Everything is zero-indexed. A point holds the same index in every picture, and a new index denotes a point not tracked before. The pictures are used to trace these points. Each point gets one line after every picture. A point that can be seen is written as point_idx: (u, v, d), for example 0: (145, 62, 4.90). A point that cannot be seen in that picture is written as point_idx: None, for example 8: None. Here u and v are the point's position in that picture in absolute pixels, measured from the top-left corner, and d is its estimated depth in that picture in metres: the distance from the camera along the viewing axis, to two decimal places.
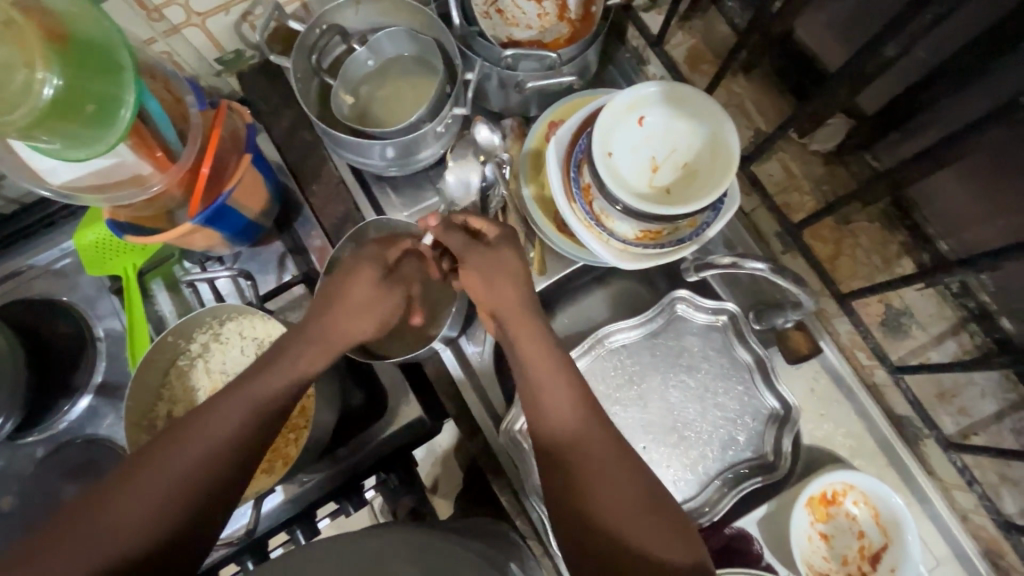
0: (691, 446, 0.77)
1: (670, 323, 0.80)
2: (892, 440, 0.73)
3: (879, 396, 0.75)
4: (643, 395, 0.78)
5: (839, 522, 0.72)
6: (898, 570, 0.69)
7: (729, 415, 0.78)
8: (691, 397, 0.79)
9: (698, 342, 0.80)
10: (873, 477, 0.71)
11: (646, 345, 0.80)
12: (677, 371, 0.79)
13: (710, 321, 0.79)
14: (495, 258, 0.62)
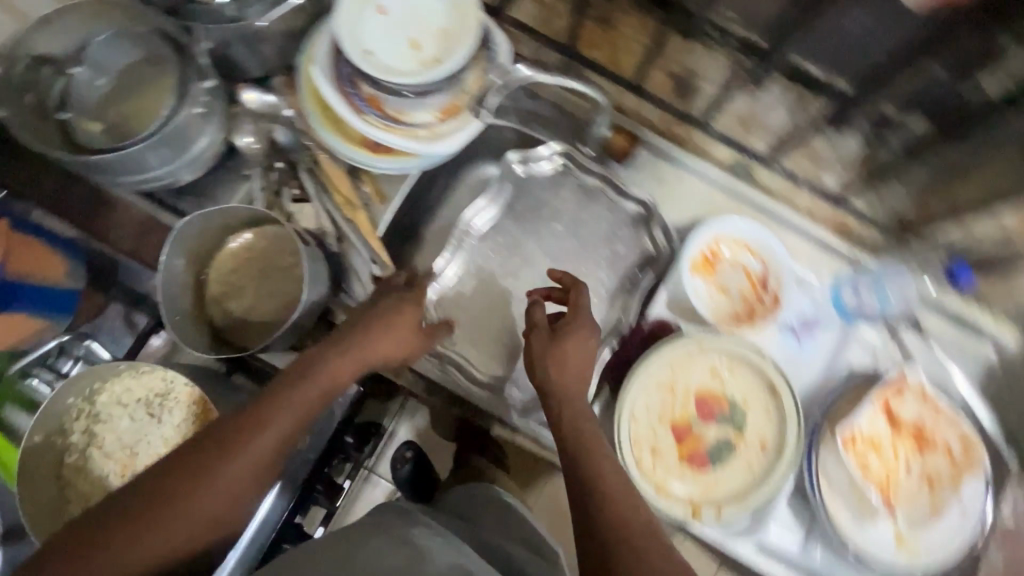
0: (587, 279, 0.84)
1: (519, 188, 0.85)
2: (731, 184, 0.83)
3: (707, 155, 0.84)
4: (527, 258, 0.84)
5: (727, 270, 0.81)
6: (778, 279, 0.81)
7: (606, 235, 0.84)
8: (570, 238, 0.84)
9: (552, 188, 0.85)
10: (731, 220, 0.81)
11: (508, 215, 0.85)
12: (549, 222, 0.85)
13: (552, 169, 0.84)
14: (580, 349, 0.65)
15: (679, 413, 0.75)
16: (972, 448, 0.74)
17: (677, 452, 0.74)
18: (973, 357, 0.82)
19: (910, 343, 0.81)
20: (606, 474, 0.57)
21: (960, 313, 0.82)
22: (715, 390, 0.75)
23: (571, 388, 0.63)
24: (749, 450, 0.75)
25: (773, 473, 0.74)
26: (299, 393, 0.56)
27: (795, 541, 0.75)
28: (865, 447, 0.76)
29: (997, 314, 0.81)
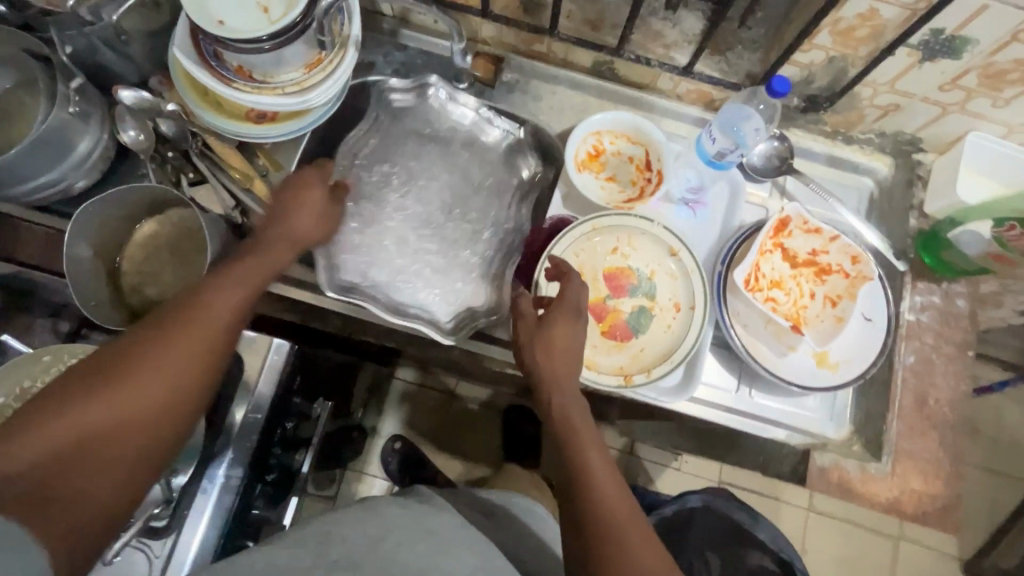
0: (482, 195, 0.89)
1: (383, 114, 0.88)
2: (598, 84, 0.90)
3: (572, 62, 0.90)
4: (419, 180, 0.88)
5: (612, 161, 0.88)
6: (661, 156, 0.86)
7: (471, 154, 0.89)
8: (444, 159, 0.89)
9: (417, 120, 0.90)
10: (605, 114, 0.86)
11: (392, 141, 0.89)
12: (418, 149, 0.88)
13: (433, 108, 0.89)
14: (565, 336, 0.68)
15: (593, 294, 0.80)
16: (861, 262, 0.79)
17: (600, 328, 0.79)
18: (852, 189, 0.89)
19: (792, 190, 0.89)
20: (594, 462, 0.60)
21: (830, 152, 0.89)
22: (620, 266, 0.80)
23: (559, 378, 0.66)
24: (664, 313, 0.80)
25: (688, 329, 0.78)
26: (212, 302, 0.56)
27: (725, 384, 0.80)
28: (771, 286, 0.81)
29: (863, 145, 0.88)
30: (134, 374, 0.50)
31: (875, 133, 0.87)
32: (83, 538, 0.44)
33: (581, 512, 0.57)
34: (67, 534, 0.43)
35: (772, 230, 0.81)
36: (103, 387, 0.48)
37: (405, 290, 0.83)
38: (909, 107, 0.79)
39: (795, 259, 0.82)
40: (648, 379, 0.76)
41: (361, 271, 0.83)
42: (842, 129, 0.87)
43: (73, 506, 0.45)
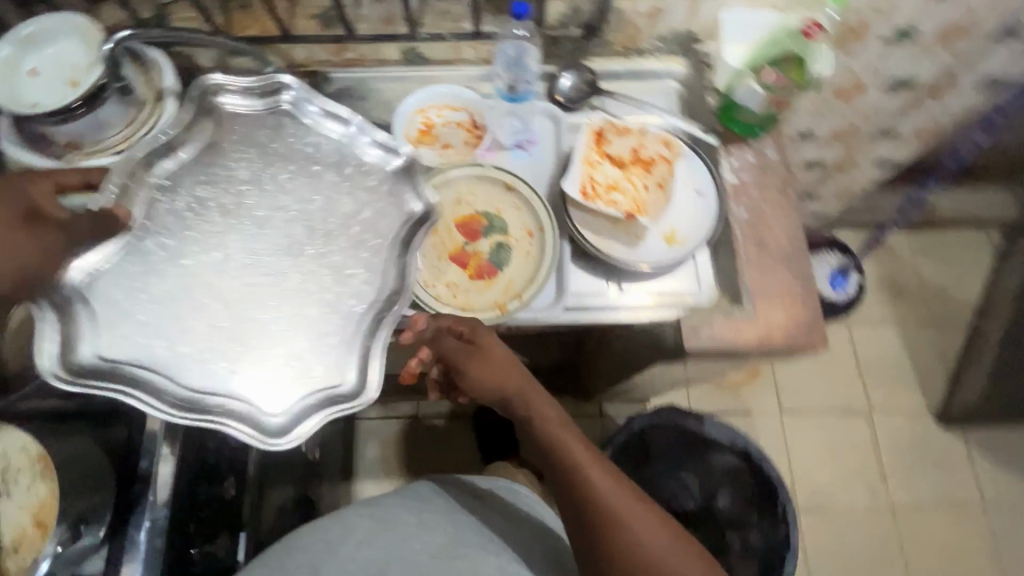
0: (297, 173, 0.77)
1: (182, 142, 0.76)
2: (412, 70, 0.99)
3: (384, 59, 0.98)
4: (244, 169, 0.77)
5: (443, 130, 0.96)
6: (481, 114, 0.96)
7: (307, 232, 0.75)
8: (308, 188, 0.77)
9: (268, 159, 0.78)
10: (423, 92, 0.96)
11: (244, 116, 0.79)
12: (276, 194, 0.76)
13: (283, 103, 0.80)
14: (498, 355, 0.72)
15: (453, 246, 0.86)
16: (672, 144, 0.90)
17: (467, 273, 0.85)
18: (661, 92, 0.98)
19: (608, 107, 0.97)
20: (573, 446, 0.67)
21: (631, 68, 0.98)
22: (470, 214, 0.87)
23: (520, 381, 0.71)
24: (522, 243, 0.87)
25: (545, 248, 0.86)
26: None
27: (596, 287, 0.87)
28: (609, 191, 0.88)
29: (656, 53, 0.97)
30: None
31: (659, 40, 0.96)
32: None
33: (579, 499, 0.64)
34: None
35: (592, 143, 0.90)
36: None
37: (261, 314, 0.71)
38: (669, 7, 0.90)
39: (624, 162, 0.90)
40: (520, 302, 0.83)
41: (140, 331, 0.70)
42: (630, 46, 0.98)
43: None
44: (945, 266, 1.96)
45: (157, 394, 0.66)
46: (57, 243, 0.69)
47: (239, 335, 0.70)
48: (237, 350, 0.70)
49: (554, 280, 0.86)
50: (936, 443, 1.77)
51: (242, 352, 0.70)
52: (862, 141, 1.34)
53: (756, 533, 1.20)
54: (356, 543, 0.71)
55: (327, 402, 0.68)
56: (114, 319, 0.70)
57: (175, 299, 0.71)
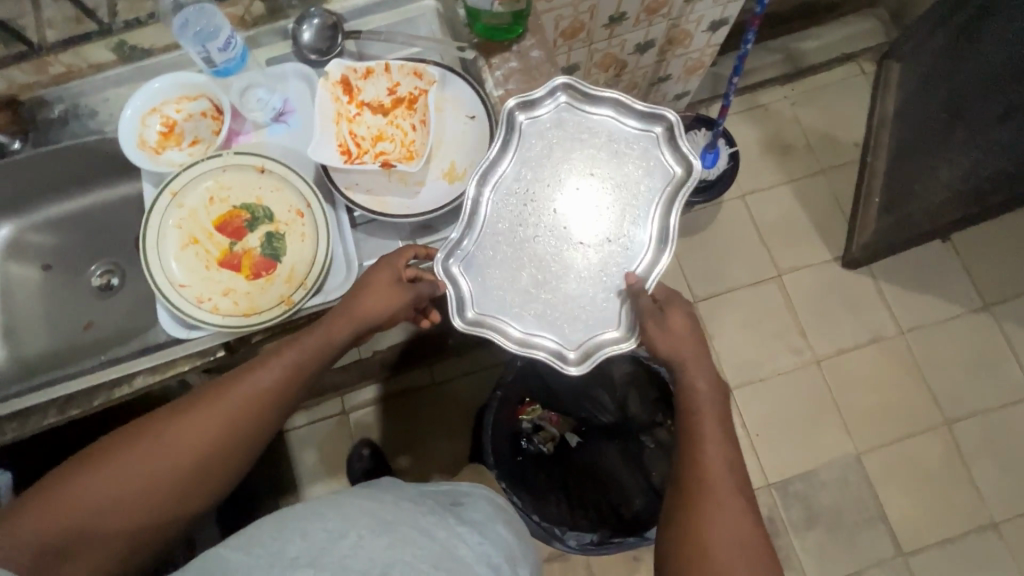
0: (568, 172, 0.77)
1: (542, 206, 0.76)
2: (135, 68, 0.87)
3: (98, 63, 0.86)
4: (503, 180, 0.77)
5: (186, 127, 0.85)
6: (221, 96, 0.84)
7: (636, 193, 0.76)
8: (584, 168, 0.77)
9: (570, 134, 0.78)
10: (147, 89, 0.84)
11: (523, 164, 0.77)
12: (587, 158, 0.78)
13: (519, 169, 0.77)
14: (686, 321, 0.72)
15: (220, 251, 0.80)
16: (423, 72, 0.80)
17: (244, 276, 0.79)
18: (419, 17, 0.91)
19: (367, 50, 0.90)
20: (711, 458, 0.64)
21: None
22: (227, 211, 0.80)
23: (695, 364, 0.70)
24: (294, 225, 0.80)
25: (317, 224, 0.79)
26: (218, 406, 0.64)
27: (387, 248, 0.81)
28: (375, 143, 0.81)
29: None
30: (173, 453, 0.61)
31: None
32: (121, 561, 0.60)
33: (694, 474, 0.63)
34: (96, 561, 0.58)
35: (342, 95, 0.81)
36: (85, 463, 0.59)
37: (576, 296, 0.74)
38: None
39: (383, 107, 0.82)
40: (305, 289, 0.76)
41: (501, 310, 0.74)
42: None
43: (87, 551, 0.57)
44: (827, 109, 1.92)
45: (507, 337, 0.73)
46: (385, 313, 0.72)
47: (598, 262, 0.75)
48: (587, 311, 0.74)
49: (338, 253, 0.79)
50: (847, 286, 1.80)
51: (597, 255, 0.75)
52: (682, 9, 1.26)
53: (663, 428, 1.22)
54: (354, 541, 0.68)
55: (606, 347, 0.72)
56: (482, 273, 0.75)
57: (502, 271, 0.75)
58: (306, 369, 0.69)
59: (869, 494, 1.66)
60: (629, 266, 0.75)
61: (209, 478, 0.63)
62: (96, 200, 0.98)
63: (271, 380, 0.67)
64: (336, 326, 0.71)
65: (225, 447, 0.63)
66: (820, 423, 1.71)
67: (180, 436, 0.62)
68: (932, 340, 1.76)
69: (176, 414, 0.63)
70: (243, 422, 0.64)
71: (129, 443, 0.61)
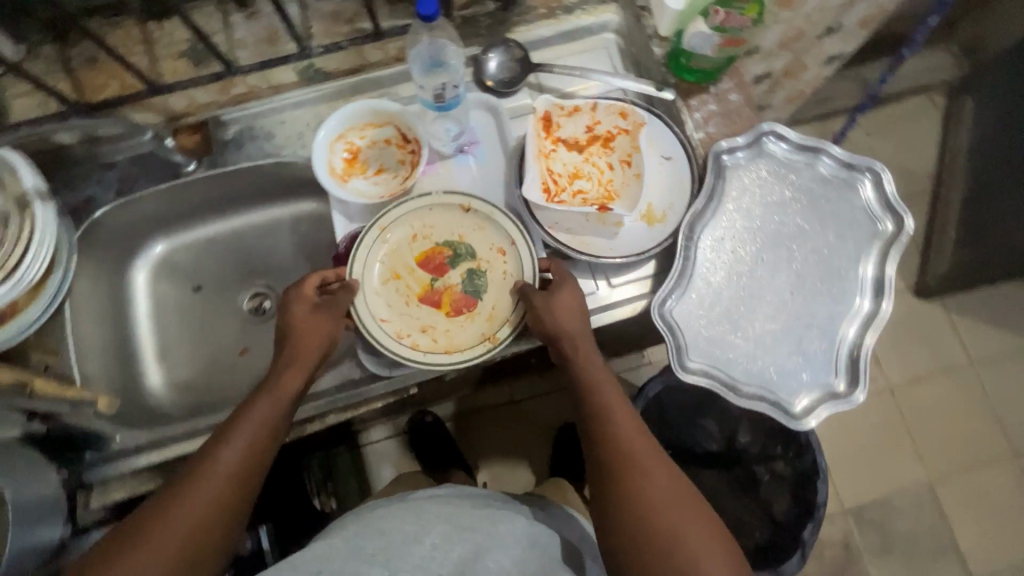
0: (772, 221, 0.78)
1: (751, 255, 0.77)
2: (316, 90, 0.85)
3: (280, 85, 0.84)
4: (709, 228, 0.77)
5: (370, 155, 0.83)
6: (410, 125, 0.83)
7: (839, 244, 0.77)
8: (785, 217, 0.78)
9: (771, 184, 0.79)
10: (335, 114, 0.81)
11: (728, 212, 0.78)
12: (790, 207, 0.78)
13: (725, 217, 0.78)
14: (574, 304, 0.71)
15: (420, 287, 0.78)
16: (629, 112, 0.78)
17: (443, 313, 0.77)
18: (601, 49, 0.89)
19: (547, 82, 0.87)
20: (628, 445, 0.63)
21: (560, 31, 0.88)
22: (430, 247, 0.78)
23: (584, 339, 0.70)
24: (495, 263, 0.78)
25: (519, 260, 0.77)
26: (220, 454, 0.58)
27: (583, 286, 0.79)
28: (572, 180, 0.80)
29: (582, 8, 0.88)
30: (180, 513, 0.54)
31: None
32: None
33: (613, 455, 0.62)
34: None
35: (542, 131, 0.79)
36: None
37: (792, 345, 0.74)
38: None
39: (579, 143, 0.81)
40: (511, 327, 0.75)
41: (719, 357, 0.73)
42: (554, 5, 0.87)
43: None
44: (902, 139, 1.95)
45: (730, 385, 0.72)
46: (334, 328, 0.70)
47: (811, 310, 0.75)
48: (804, 361, 0.73)
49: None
50: (920, 316, 1.82)
51: (807, 302, 0.75)
52: (808, 45, 1.26)
53: (781, 462, 1.21)
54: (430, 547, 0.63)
55: (828, 401, 0.72)
56: (697, 320, 0.75)
57: (715, 318, 0.75)
58: (286, 412, 0.65)
59: (942, 522, 1.69)
60: (844, 315, 0.74)
61: (224, 522, 0.56)
62: (249, 220, 0.94)
63: (273, 419, 0.63)
64: (294, 368, 0.67)
65: (241, 488, 0.58)
66: (894, 451, 1.73)
67: (183, 501, 0.55)
68: (1001, 372, 1.79)
69: (189, 482, 0.56)
70: (249, 459, 0.59)
71: (140, 535, 0.53)
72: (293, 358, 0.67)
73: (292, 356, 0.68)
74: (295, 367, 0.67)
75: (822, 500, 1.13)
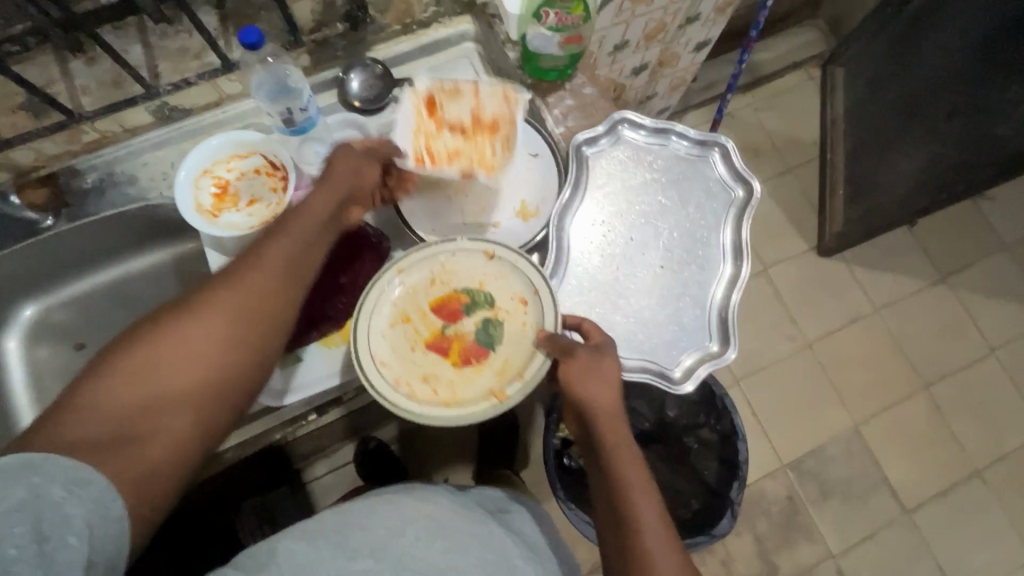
0: (636, 202, 0.83)
1: (620, 236, 0.81)
2: (176, 128, 0.83)
3: (135, 127, 0.82)
4: (579, 216, 0.81)
5: (240, 186, 0.82)
6: (277, 152, 0.82)
7: (699, 215, 0.82)
8: (648, 197, 0.83)
9: (631, 168, 0.84)
10: (197, 150, 0.81)
11: (594, 199, 0.82)
12: (651, 187, 0.83)
13: (592, 204, 0.82)
14: (605, 370, 0.64)
15: (430, 332, 0.70)
16: (513, 96, 0.74)
17: (449, 363, 0.68)
18: (461, 58, 0.92)
19: None
20: (642, 517, 0.58)
21: (419, 45, 0.90)
22: (447, 293, 0.71)
23: (609, 403, 0.64)
24: (515, 314, 0.69)
25: (543, 312, 0.69)
26: (224, 303, 0.54)
27: None
28: (451, 159, 0.72)
29: (437, 20, 0.90)
30: (190, 343, 0.51)
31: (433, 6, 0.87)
32: (200, 454, 0.51)
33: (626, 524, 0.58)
34: (162, 456, 0.48)
35: (422, 109, 0.74)
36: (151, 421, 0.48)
37: (668, 316, 0.78)
38: None
39: (464, 128, 0.74)
40: (520, 386, 0.65)
41: (601, 337, 0.77)
42: (407, 20, 0.88)
43: (177, 420, 0.49)
44: (787, 112, 2.09)
45: (614, 361, 0.76)
46: (309, 234, 0.61)
47: (681, 281, 0.79)
48: (680, 329, 0.77)
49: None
50: (826, 273, 1.95)
51: (677, 274, 0.80)
52: (674, 33, 1.34)
53: (706, 429, 1.27)
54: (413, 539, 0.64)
55: (706, 361, 0.76)
56: (577, 305, 0.78)
57: (593, 300, 0.78)
58: (281, 307, 0.57)
59: (871, 461, 1.80)
60: (711, 281, 0.79)
61: (230, 389, 0.53)
62: (128, 270, 0.91)
63: (290, 256, 0.58)
64: (256, 276, 0.56)
65: (239, 354, 0.53)
66: (820, 402, 1.84)
67: (219, 325, 0.53)
68: (903, 314, 1.94)
69: (177, 371, 0.50)
70: (242, 314, 0.54)
71: (114, 366, 0.49)
72: (280, 242, 0.59)
73: (291, 218, 0.61)
74: (289, 238, 0.59)
75: (744, 458, 1.17)
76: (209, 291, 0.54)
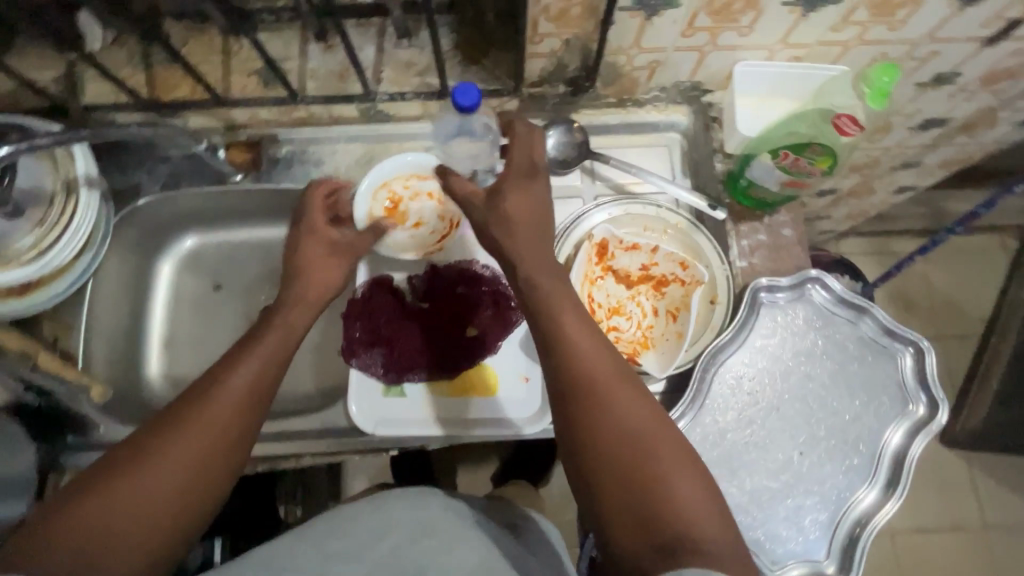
0: (797, 370, 0.74)
1: (768, 401, 0.73)
2: (374, 131, 0.85)
3: (339, 118, 0.85)
4: (731, 361, 0.74)
5: (412, 206, 0.81)
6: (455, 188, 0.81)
7: (863, 412, 0.72)
8: (813, 370, 0.74)
9: (803, 333, 0.75)
10: (388, 158, 0.80)
11: (753, 350, 0.74)
12: (819, 361, 0.74)
13: (749, 354, 0.74)
14: (523, 202, 0.62)
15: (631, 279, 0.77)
16: (690, 265, 0.74)
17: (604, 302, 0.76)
18: (661, 147, 0.86)
19: (600, 171, 0.85)
20: (595, 375, 0.52)
21: (626, 121, 0.85)
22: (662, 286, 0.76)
23: (530, 251, 0.60)
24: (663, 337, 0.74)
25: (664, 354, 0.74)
26: (197, 420, 0.53)
27: None
28: (610, 314, 0.76)
29: (654, 103, 0.85)
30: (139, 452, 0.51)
31: (657, 90, 0.83)
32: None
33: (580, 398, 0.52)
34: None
35: (594, 256, 0.76)
36: (104, 544, 0.47)
37: (789, 506, 0.70)
38: (670, 60, 0.76)
39: (629, 278, 0.77)
40: None
41: None
42: (625, 96, 0.84)
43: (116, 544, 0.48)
44: (960, 275, 1.85)
45: None
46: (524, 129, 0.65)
47: (817, 475, 0.71)
48: (797, 530, 0.69)
49: (512, 383, 0.76)
50: (939, 464, 1.72)
51: (817, 466, 0.71)
52: (882, 172, 1.20)
53: None
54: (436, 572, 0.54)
55: None
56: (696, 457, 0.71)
57: (715, 460, 0.71)
58: (229, 446, 0.54)
59: None
60: (851, 490, 0.70)
61: (198, 506, 0.52)
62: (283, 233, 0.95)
63: (249, 379, 0.57)
64: (219, 408, 0.54)
65: (189, 469, 0.51)
66: None
67: (171, 449, 0.51)
68: (1015, 545, 1.67)
69: (158, 486, 0.50)
70: (207, 434, 0.53)
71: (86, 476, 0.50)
72: (250, 356, 0.59)
73: (280, 327, 0.64)
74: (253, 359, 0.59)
75: None
76: (186, 419, 0.53)
